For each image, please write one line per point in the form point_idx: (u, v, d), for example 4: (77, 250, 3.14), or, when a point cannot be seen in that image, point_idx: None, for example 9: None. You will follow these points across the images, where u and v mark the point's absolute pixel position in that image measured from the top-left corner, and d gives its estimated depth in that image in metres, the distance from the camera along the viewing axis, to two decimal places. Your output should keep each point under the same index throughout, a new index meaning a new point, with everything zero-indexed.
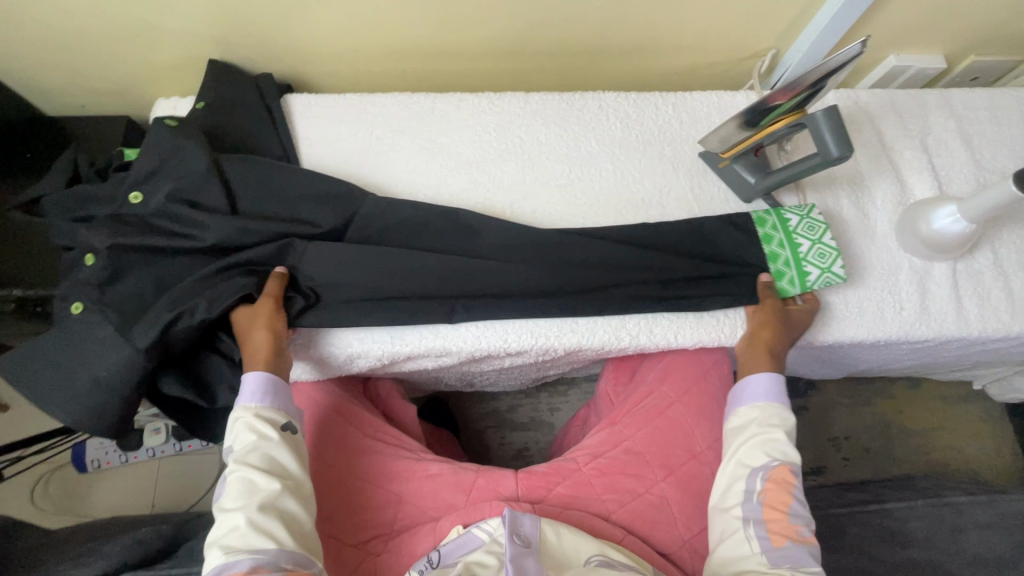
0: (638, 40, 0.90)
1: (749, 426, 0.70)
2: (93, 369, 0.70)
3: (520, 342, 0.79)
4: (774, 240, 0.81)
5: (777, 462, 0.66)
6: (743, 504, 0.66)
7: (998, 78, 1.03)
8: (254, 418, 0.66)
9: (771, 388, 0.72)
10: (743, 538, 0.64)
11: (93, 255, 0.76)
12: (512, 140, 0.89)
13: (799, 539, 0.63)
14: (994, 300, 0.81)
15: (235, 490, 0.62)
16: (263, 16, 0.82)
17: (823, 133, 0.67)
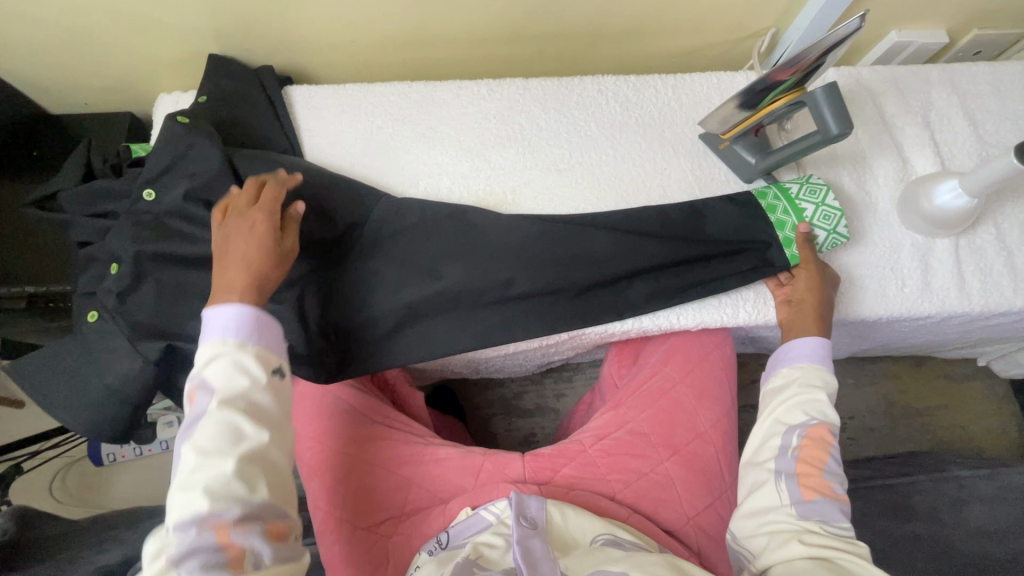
0: (638, 22, 0.90)
1: (791, 384, 0.70)
2: (102, 379, 0.72)
3: (523, 329, 0.80)
4: (778, 209, 0.81)
5: (815, 421, 0.66)
6: (776, 459, 0.66)
7: (1001, 52, 1.02)
8: (231, 360, 0.57)
9: (818, 354, 0.72)
10: (772, 489, 0.64)
11: (116, 261, 0.76)
12: (512, 127, 0.89)
13: (831, 496, 0.62)
14: (997, 275, 0.81)
15: (196, 448, 0.53)
16: (262, 7, 0.82)
17: (822, 112, 0.67)
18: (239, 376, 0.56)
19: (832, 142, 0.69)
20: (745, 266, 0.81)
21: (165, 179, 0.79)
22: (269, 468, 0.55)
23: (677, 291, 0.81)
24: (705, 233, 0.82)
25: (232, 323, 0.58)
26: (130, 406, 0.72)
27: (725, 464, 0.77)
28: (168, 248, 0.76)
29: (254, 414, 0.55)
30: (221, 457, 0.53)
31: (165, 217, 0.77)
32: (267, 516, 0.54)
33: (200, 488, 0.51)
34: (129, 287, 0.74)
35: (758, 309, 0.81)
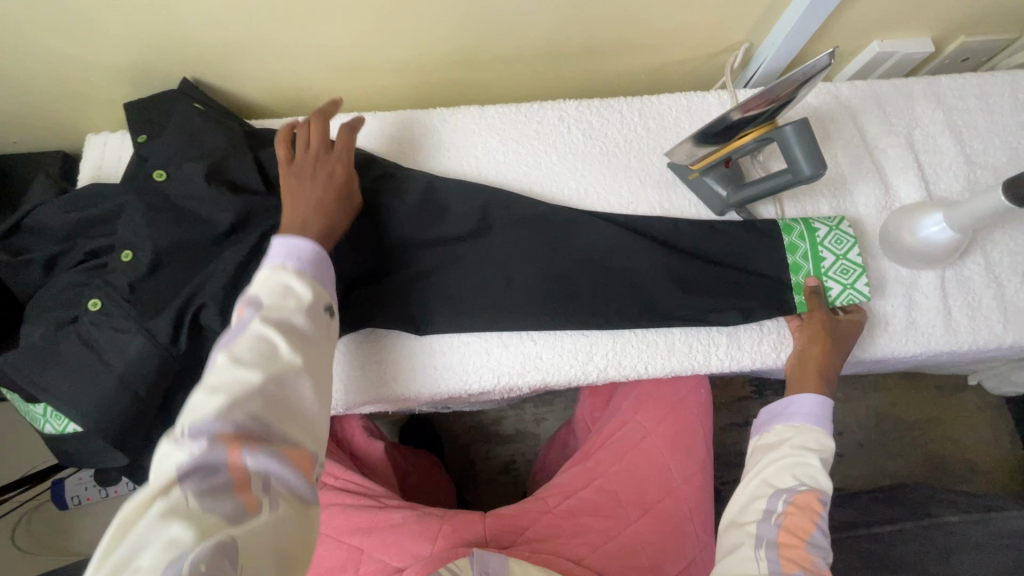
0: (601, 43, 0.83)
1: (782, 444, 0.63)
2: (112, 366, 0.65)
3: (482, 384, 0.75)
4: (799, 251, 0.75)
5: (804, 487, 0.57)
6: (757, 522, 0.57)
7: (990, 58, 0.95)
8: (283, 284, 0.53)
9: (816, 412, 0.65)
10: (748, 557, 0.54)
11: (129, 249, 0.69)
12: (467, 160, 0.83)
13: (815, 573, 0.51)
14: (986, 309, 0.76)
15: (235, 351, 0.48)
16: (190, 42, 0.76)
17: (794, 151, 0.64)
18: (292, 296, 0.53)
19: (795, 184, 0.67)
20: (749, 299, 0.75)
21: (179, 159, 0.72)
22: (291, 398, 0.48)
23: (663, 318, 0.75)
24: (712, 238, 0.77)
25: (294, 251, 0.56)
26: (140, 400, 0.65)
27: (699, 524, 0.72)
28: (190, 235, 0.70)
29: (298, 340, 0.51)
30: (241, 358, 0.48)
31: (179, 199, 0.71)
32: (286, 444, 0.46)
33: (222, 393, 0.45)
34: (145, 276, 0.68)
35: (783, 344, 0.76)
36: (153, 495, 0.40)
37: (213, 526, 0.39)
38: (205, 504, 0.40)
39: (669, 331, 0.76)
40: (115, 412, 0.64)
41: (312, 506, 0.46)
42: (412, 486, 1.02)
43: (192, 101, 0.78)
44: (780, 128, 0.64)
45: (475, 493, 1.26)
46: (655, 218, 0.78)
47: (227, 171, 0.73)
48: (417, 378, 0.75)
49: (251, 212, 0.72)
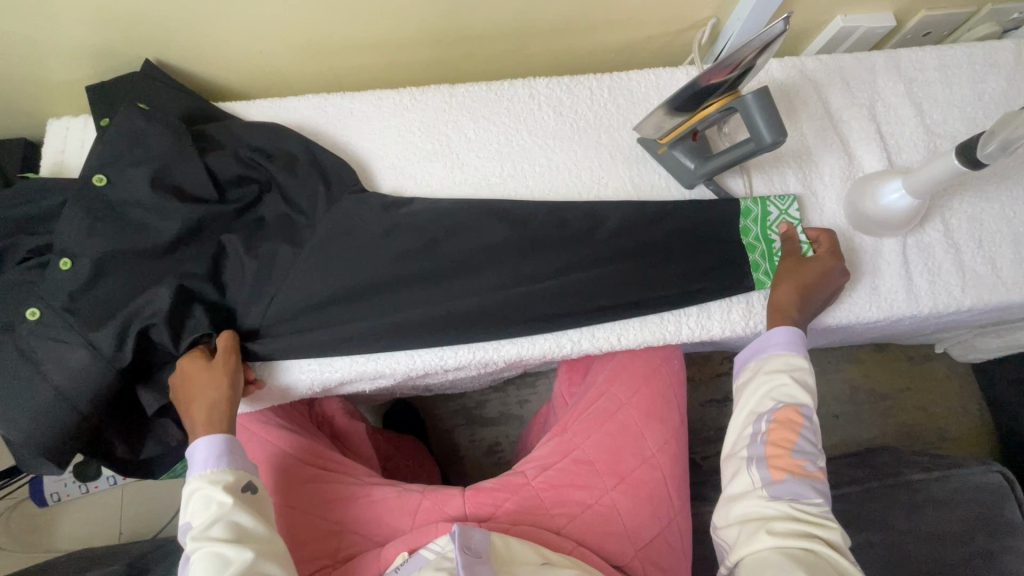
0: (570, 20, 0.83)
1: (756, 373, 0.66)
2: (52, 379, 0.65)
3: (458, 359, 0.76)
4: (751, 232, 0.78)
5: (782, 404, 0.62)
6: (746, 446, 0.62)
7: (952, 32, 0.97)
8: (203, 497, 0.59)
9: (787, 341, 0.66)
10: (744, 476, 0.61)
11: (68, 257, 0.68)
12: (439, 139, 0.83)
13: (801, 475, 0.58)
14: (946, 274, 0.78)
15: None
16: (150, 21, 0.74)
17: (756, 119, 0.65)
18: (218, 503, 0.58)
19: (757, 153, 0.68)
20: (709, 275, 0.77)
21: (120, 164, 0.71)
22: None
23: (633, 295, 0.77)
24: (682, 211, 0.78)
25: (206, 453, 0.61)
26: (82, 414, 0.65)
27: (674, 489, 0.74)
28: (133, 244, 0.69)
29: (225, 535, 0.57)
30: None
31: (123, 207, 0.71)
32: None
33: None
34: (86, 285, 0.68)
35: (751, 312, 0.78)
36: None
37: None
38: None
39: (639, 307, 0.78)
40: (56, 425, 0.64)
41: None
42: (395, 467, 1.03)
43: (139, 101, 0.76)
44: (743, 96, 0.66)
45: (460, 475, 1.27)
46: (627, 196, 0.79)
47: (173, 175, 0.72)
48: (394, 354, 0.75)
49: (200, 221, 0.72)
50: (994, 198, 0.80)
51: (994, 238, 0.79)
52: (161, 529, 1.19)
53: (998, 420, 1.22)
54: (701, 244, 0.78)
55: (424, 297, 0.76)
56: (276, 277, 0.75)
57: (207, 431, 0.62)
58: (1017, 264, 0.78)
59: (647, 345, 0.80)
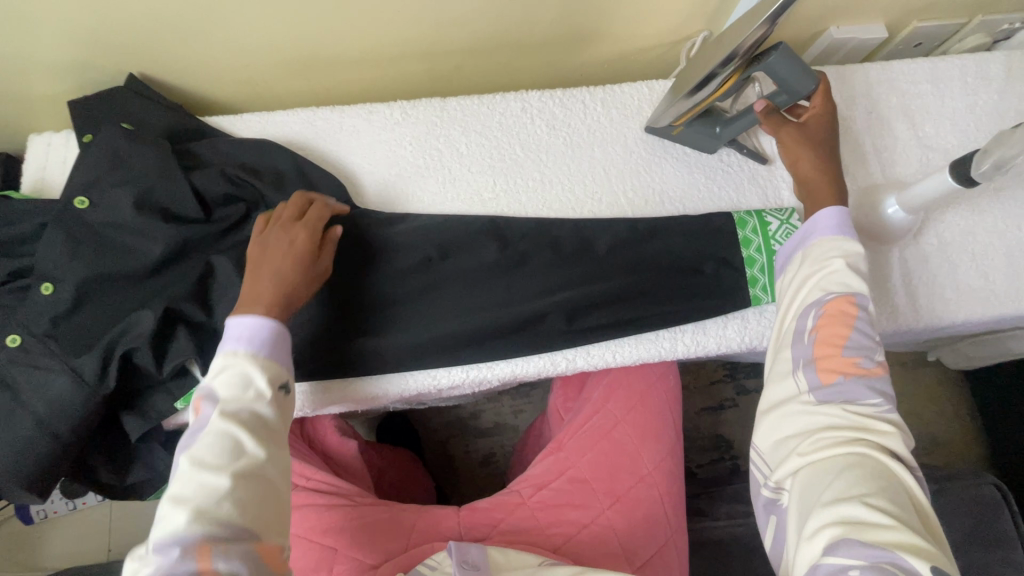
0: (563, 35, 0.83)
1: (804, 261, 0.63)
2: (33, 407, 0.64)
3: (452, 378, 0.76)
4: (752, 245, 0.77)
5: (833, 295, 0.58)
6: (792, 346, 0.59)
7: (942, 43, 0.97)
8: (239, 373, 0.55)
9: (837, 223, 0.63)
10: (791, 381, 0.57)
11: (49, 281, 0.68)
12: (431, 155, 0.82)
13: (855, 374, 0.54)
14: (939, 288, 0.78)
15: (194, 455, 0.51)
16: (135, 34, 0.73)
17: (786, 72, 0.66)
18: (248, 391, 0.54)
19: (794, 97, 0.69)
20: (703, 294, 0.77)
21: (101, 186, 0.70)
22: (270, 503, 0.51)
23: (630, 313, 0.76)
24: (678, 227, 0.78)
25: (244, 333, 0.57)
26: (63, 442, 0.65)
27: (670, 507, 0.73)
28: (115, 268, 0.69)
29: (247, 433, 0.52)
30: (211, 483, 0.49)
31: (105, 229, 0.69)
32: (255, 538, 0.49)
33: (191, 508, 0.48)
34: (69, 311, 0.67)
35: (746, 328, 0.77)
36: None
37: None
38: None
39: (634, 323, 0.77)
40: (36, 454, 0.64)
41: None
42: (389, 483, 1.02)
43: (122, 121, 0.75)
44: (764, 58, 0.65)
45: (454, 487, 1.26)
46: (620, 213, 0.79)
47: (158, 196, 0.71)
48: (387, 377, 0.75)
49: (184, 242, 0.71)
50: (986, 211, 0.80)
51: (987, 252, 0.79)
52: None
53: (989, 426, 1.22)
54: (697, 262, 0.77)
55: (419, 316, 0.75)
56: None
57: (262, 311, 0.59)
58: (1010, 277, 0.78)
59: (640, 361, 0.79)
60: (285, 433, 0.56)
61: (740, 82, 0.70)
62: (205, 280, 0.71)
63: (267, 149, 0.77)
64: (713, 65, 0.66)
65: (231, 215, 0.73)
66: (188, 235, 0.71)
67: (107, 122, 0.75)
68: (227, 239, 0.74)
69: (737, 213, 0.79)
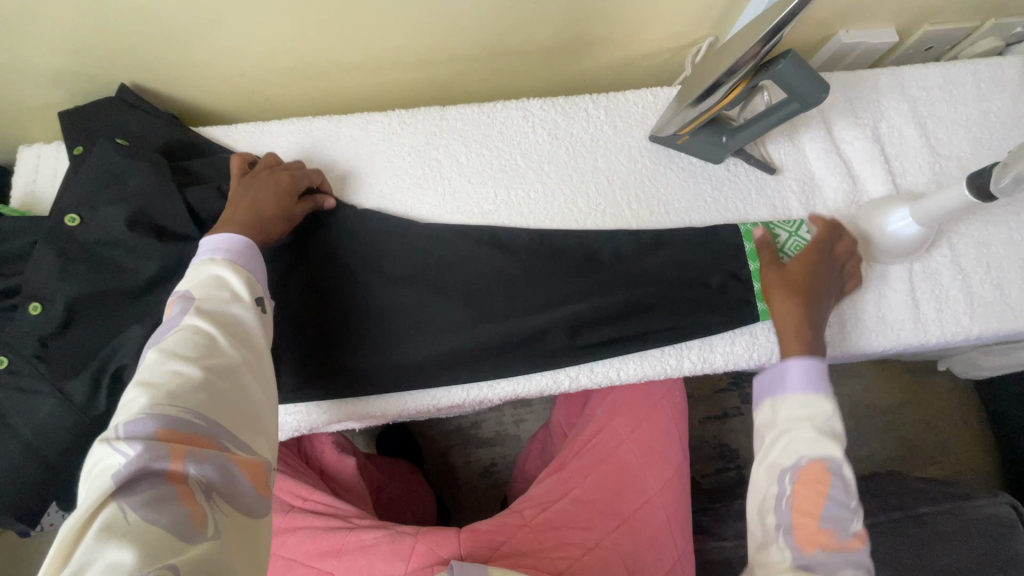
0: (565, 40, 0.81)
1: (777, 424, 0.63)
2: (20, 431, 0.63)
3: (456, 397, 0.73)
4: (759, 257, 0.75)
5: (806, 460, 0.58)
6: (772, 512, 0.57)
7: (953, 47, 0.95)
8: (214, 278, 0.55)
9: (804, 385, 0.63)
10: (771, 548, 0.56)
11: (38, 300, 0.65)
12: (430, 166, 0.80)
13: (833, 548, 0.53)
14: (953, 302, 0.76)
15: (164, 350, 0.48)
16: (124, 43, 0.71)
17: (797, 81, 0.62)
18: (225, 298, 0.54)
19: (806, 105, 0.65)
20: (710, 309, 0.74)
21: (93, 203, 0.68)
22: (240, 404, 0.48)
23: (636, 329, 0.74)
24: (684, 238, 0.76)
25: (222, 245, 0.57)
26: (52, 466, 0.63)
27: (677, 530, 0.71)
28: (106, 286, 0.66)
29: (224, 333, 0.51)
30: (180, 370, 0.46)
31: (98, 246, 0.67)
32: (226, 442, 0.45)
33: (158, 389, 0.45)
34: (58, 331, 0.65)
35: (755, 344, 0.75)
36: (92, 510, 0.38)
37: (155, 533, 0.38)
38: (145, 514, 0.39)
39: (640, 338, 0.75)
40: (24, 480, 0.62)
41: (260, 509, 0.46)
42: (388, 498, 1.01)
43: (119, 136, 0.73)
44: (772, 67, 0.62)
45: (454, 498, 1.24)
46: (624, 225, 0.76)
47: (152, 212, 0.68)
48: (384, 396, 0.73)
49: (179, 259, 0.68)
50: (1001, 221, 0.78)
51: (1003, 263, 0.77)
52: None
53: (1000, 436, 1.20)
54: (704, 276, 0.75)
55: (418, 332, 0.73)
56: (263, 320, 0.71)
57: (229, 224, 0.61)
58: None
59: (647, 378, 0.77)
60: (262, 347, 0.54)
61: (747, 89, 0.67)
62: None
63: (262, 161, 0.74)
64: (716, 78, 0.64)
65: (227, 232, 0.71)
66: (182, 253, 0.68)
67: (98, 135, 0.73)
68: None
69: (745, 225, 0.77)
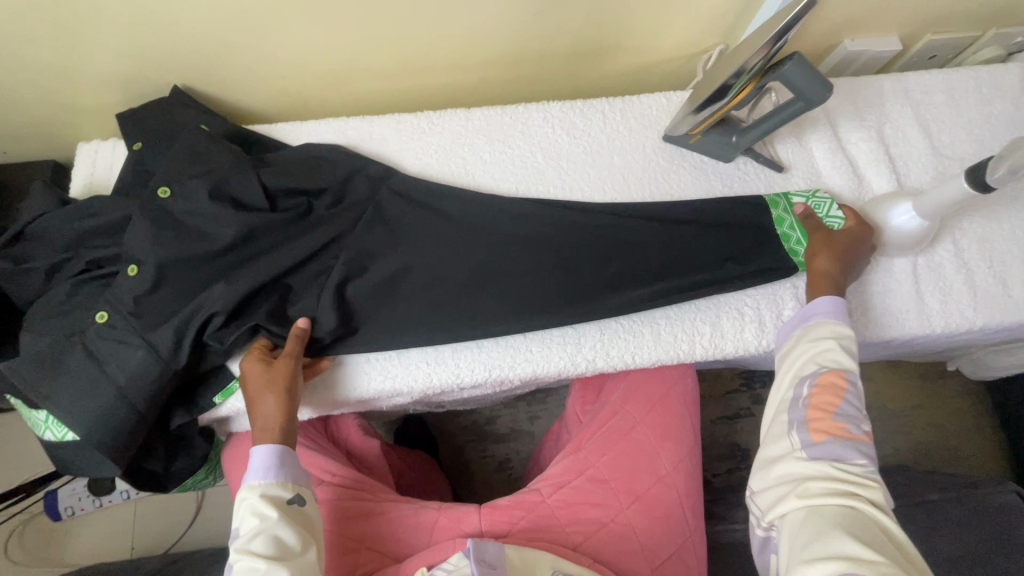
0: (583, 47, 0.86)
1: (801, 339, 0.68)
2: (113, 378, 0.67)
3: (374, 385, 0.76)
4: (785, 223, 0.79)
5: (827, 368, 0.63)
6: (788, 409, 0.63)
7: (957, 56, 0.99)
8: (252, 507, 0.60)
9: (833, 309, 0.67)
10: (784, 439, 0.61)
11: (135, 263, 0.71)
12: (455, 161, 0.85)
13: (843, 437, 0.58)
14: (957, 294, 0.78)
15: (249, 502, 0.61)
16: (182, 47, 0.77)
17: (802, 83, 0.67)
18: (262, 517, 0.60)
19: (810, 105, 0.69)
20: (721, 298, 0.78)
21: (182, 177, 0.73)
22: (314, 536, 0.63)
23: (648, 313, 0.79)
24: (707, 233, 0.80)
25: (258, 464, 0.62)
26: (139, 412, 0.67)
27: (688, 509, 0.74)
28: (191, 250, 0.71)
29: (284, 461, 0.63)
30: (284, 537, 0.60)
31: (184, 218, 0.73)
32: None
33: None
34: (150, 289, 0.70)
35: (763, 331, 0.79)
36: None
37: None
38: None
39: (655, 321, 0.79)
40: (114, 423, 0.66)
41: None
42: (407, 485, 1.03)
43: (201, 124, 0.80)
44: (777, 69, 0.66)
45: (469, 491, 1.26)
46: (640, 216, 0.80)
47: (229, 188, 0.74)
48: (411, 373, 0.77)
49: (254, 228, 0.74)
50: (1001, 218, 0.81)
51: (1005, 259, 0.80)
52: (172, 544, 1.17)
53: (1012, 440, 1.20)
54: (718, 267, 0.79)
55: (444, 314, 0.77)
56: (308, 294, 0.76)
57: (268, 437, 0.64)
58: None
59: (661, 364, 0.80)
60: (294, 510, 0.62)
61: (755, 90, 0.71)
62: (277, 264, 0.75)
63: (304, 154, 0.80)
64: (726, 80, 0.69)
65: (298, 206, 0.77)
66: (258, 221, 0.74)
67: (154, 130, 0.79)
68: (294, 228, 0.77)
69: (757, 216, 0.80)
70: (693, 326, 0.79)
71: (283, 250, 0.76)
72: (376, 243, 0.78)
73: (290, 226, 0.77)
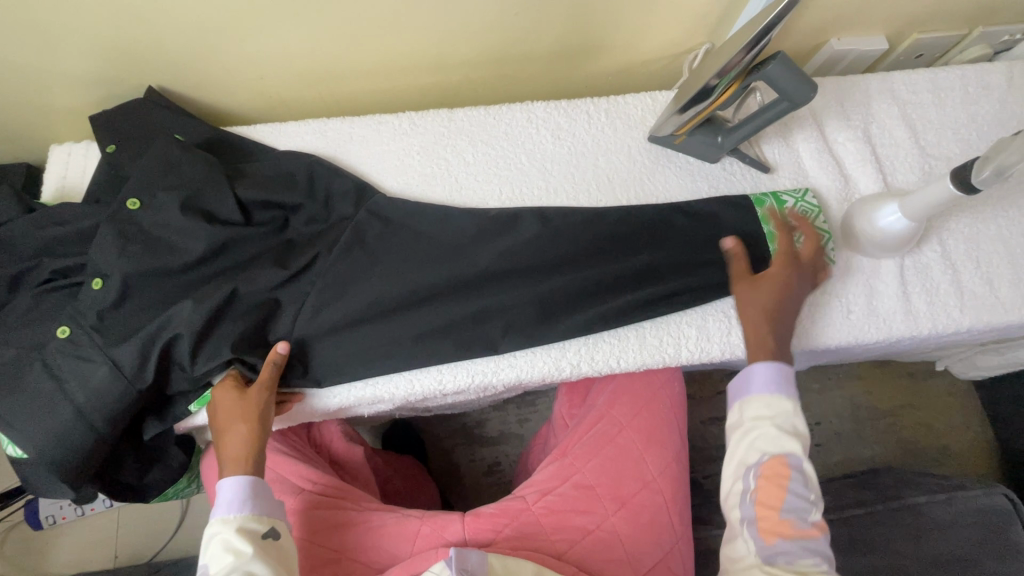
0: (567, 47, 0.85)
1: (742, 418, 0.63)
2: (72, 397, 0.65)
3: (353, 394, 0.75)
4: (770, 222, 0.79)
5: (769, 457, 0.59)
6: (738, 504, 0.60)
7: (943, 54, 0.98)
8: (224, 542, 0.58)
9: (771, 376, 0.63)
10: (739, 539, 0.59)
11: (100, 277, 0.69)
12: (437, 163, 0.83)
13: (792, 536, 0.56)
14: (943, 295, 0.78)
15: (222, 537, 0.59)
16: (155, 48, 0.75)
17: (786, 83, 0.66)
18: (236, 551, 0.57)
19: (796, 105, 0.68)
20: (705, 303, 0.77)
21: (152, 188, 0.71)
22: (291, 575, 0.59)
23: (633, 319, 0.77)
24: (693, 237, 0.78)
25: (231, 498, 0.61)
26: (97, 433, 0.66)
27: (675, 514, 0.73)
28: (159, 265, 0.70)
29: (257, 492, 0.62)
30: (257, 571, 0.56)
31: (154, 227, 0.71)
32: None
33: None
34: (115, 304, 0.69)
35: None
36: None
37: None
38: None
39: (640, 325, 0.78)
40: (74, 442, 0.65)
41: None
42: (394, 491, 1.02)
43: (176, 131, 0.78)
44: (762, 68, 0.65)
45: (458, 496, 1.25)
46: (625, 218, 0.79)
47: (203, 193, 0.73)
48: (392, 379, 0.75)
49: (226, 241, 0.72)
50: (988, 219, 0.80)
51: (992, 259, 0.79)
52: (157, 552, 1.15)
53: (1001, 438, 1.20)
54: (704, 270, 0.78)
55: (427, 319, 0.76)
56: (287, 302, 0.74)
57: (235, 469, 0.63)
58: (1015, 285, 0.79)
59: (646, 369, 0.80)
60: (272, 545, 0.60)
61: (740, 90, 0.70)
62: (253, 276, 0.73)
63: (283, 160, 0.79)
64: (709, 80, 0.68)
65: (274, 217, 0.76)
66: (230, 232, 0.72)
67: (126, 134, 0.77)
68: (270, 237, 0.75)
69: (744, 218, 0.79)
70: (679, 330, 0.78)
71: (258, 260, 0.74)
72: (355, 246, 0.77)
73: (265, 237, 0.75)
